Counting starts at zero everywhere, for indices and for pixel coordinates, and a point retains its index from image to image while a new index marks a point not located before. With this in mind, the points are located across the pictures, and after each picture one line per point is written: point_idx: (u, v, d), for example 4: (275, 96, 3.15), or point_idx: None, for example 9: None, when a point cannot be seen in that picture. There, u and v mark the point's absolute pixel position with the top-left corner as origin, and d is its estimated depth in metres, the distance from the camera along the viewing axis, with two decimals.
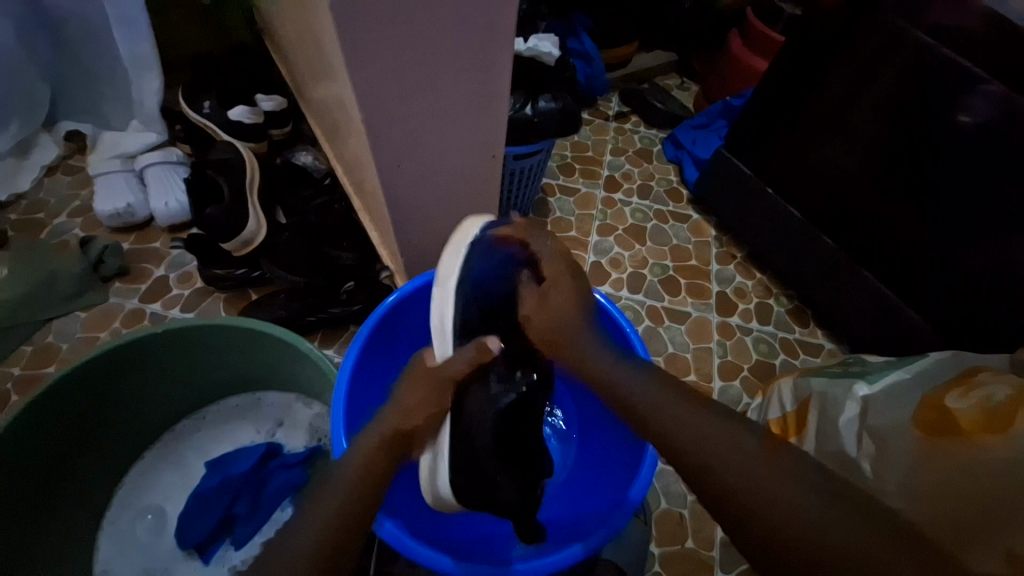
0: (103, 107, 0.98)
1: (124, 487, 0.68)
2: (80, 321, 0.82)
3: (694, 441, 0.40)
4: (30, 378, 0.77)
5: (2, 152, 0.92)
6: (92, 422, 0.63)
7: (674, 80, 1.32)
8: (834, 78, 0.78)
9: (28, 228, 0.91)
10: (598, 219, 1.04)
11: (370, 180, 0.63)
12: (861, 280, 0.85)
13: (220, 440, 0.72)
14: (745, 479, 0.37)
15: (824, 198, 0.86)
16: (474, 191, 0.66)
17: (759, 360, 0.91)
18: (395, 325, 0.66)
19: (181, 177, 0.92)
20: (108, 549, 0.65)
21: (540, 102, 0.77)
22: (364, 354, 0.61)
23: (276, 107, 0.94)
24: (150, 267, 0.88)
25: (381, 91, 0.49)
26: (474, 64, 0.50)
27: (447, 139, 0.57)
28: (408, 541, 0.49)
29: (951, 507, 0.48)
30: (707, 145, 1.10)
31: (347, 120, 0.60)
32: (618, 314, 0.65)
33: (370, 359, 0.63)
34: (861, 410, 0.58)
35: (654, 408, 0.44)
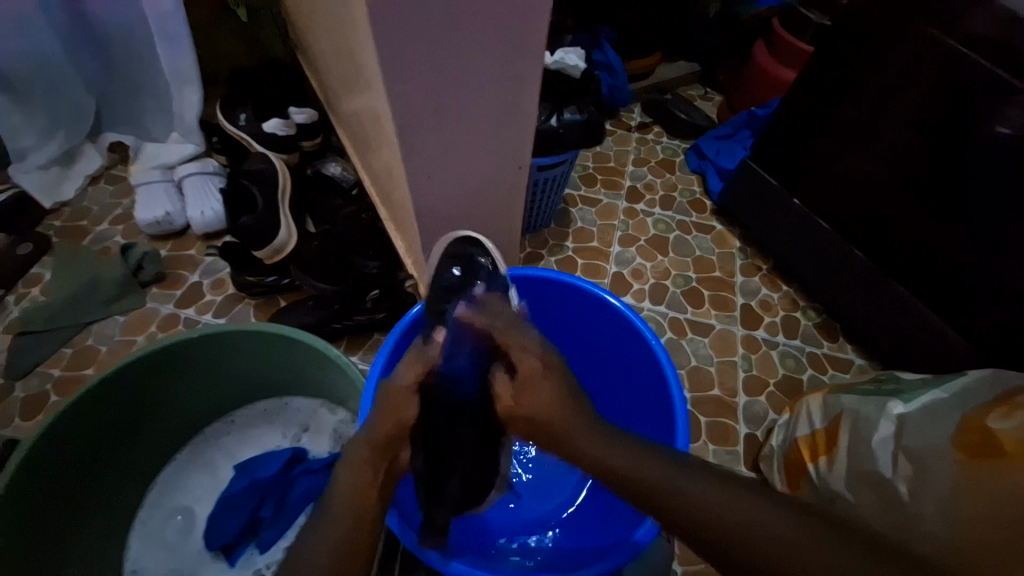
0: (144, 119, 1.02)
1: (156, 486, 0.70)
2: (119, 324, 0.86)
3: (691, 480, 0.42)
4: (70, 378, 0.80)
5: (50, 161, 0.97)
6: (127, 422, 0.65)
7: (697, 91, 1.31)
8: (863, 89, 0.77)
9: (72, 235, 0.95)
10: (621, 230, 1.04)
11: (400, 191, 0.65)
12: (893, 295, 0.83)
13: (248, 443, 0.74)
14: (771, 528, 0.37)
15: (854, 210, 0.84)
16: (499, 202, 0.67)
17: (786, 375, 0.88)
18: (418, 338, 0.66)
19: (216, 187, 0.96)
20: (139, 547, 0.67)
21: (565, 114, 0.79)
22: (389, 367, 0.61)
23: (307, 120, 0.97)
24: (185, 273, 0.91)
25: (412, 104, 0.50)
26: (502, 78, 0.51)
27: (475, 150, 0.58)
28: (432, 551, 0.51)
29: (990, 536, 0.46)
30: (731, 156, 1.09)
31: (378, 132, 0.61)
32: (638, 320, 0.65)
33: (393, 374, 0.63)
34: (897, 429, 0.57)
35: (651, 450, 0.45)
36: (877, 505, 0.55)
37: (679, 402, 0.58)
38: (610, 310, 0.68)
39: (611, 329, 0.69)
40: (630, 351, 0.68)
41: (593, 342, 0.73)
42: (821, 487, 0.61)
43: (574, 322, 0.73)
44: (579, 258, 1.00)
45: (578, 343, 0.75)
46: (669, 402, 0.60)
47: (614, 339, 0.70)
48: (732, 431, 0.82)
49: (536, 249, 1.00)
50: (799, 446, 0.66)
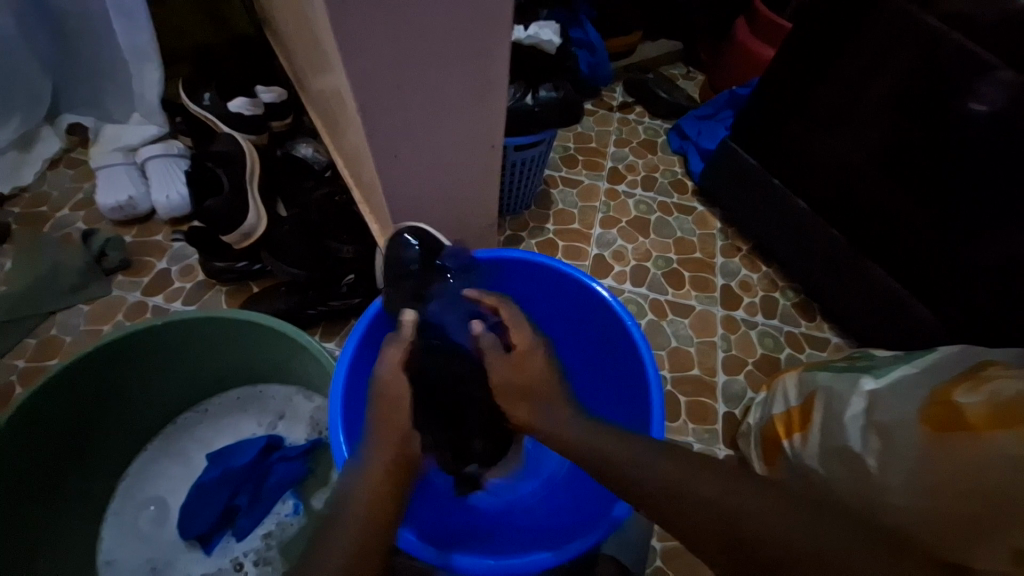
0: (104, 99, 0.97)
1: (128, 477, 0.69)
2: (83, 313, 0.82)
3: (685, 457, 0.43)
4: (33, 370, 0.77)
5: (5, 144, 0.92)
6: (93, 413, 0.63)
7: (679, 70, 1.29)
8: (842, 67, 0.76)
9: (32, 221, 0.91)
10: (602, 212, 1.03)
11: (370, 172, 0.63)
12: (868, 273, 0.84)
13: (222, 432, 0.72)
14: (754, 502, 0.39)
15: (832, 190, 0.84)
16: (472, 183, 0.65)
17: (764, 354, 0.89)
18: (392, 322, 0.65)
19: (182, 171, 0.92)
20: (111, 539, 0.65)
21: (540, 91, 0.76)
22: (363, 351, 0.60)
23: (274, 98, 0.94)
24: (153, 260, 0.88)
25: (375, 81, 0.48)
26: (469, 52, 0.49)
27: (444, 129, 0.56)
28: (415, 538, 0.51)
29: (953, 504, 0.48)
30: (712, 136, 1.08)
31: (344, 111, 0.59)
32: (621, 309, 0.64)
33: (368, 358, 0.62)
34: (868, 405, 0.58)
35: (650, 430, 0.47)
36: (849, 480, 0.56)
37: (654, 385, 0.58)
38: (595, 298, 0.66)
39: (588, 311, 0.69)
40: (608, 334, 0.67)
41: (568, 325, 0.73)
42: (794, 461, 0.62)
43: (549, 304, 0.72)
44: (560, 241, 0.99)
45: (555, 327, 0.75)
46: (645, 385, 0.60)
47: (591, 322, 0.69)
48: (710, 410, 0.83)
49: (515, 231, 0.99)
50: (774, 424, 0.67)
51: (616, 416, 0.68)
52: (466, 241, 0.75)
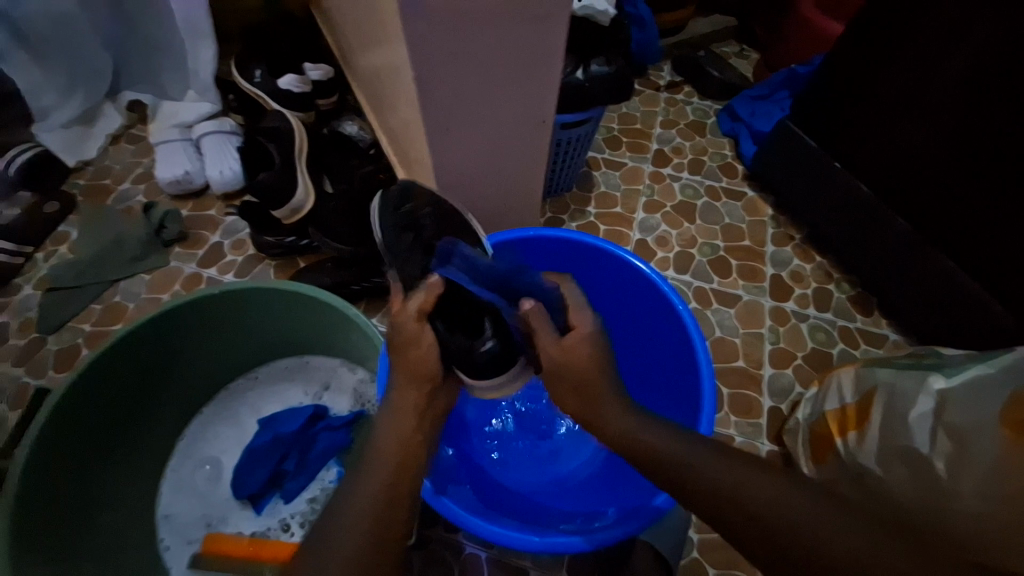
0: (161, 77, 1.01)
1: (185, 438, 0.72)
2: (144, 282, 0.87)
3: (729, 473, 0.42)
4: (98, 333, 0.82)
5: (72, 120, 0.97)
6: (155, 376, 0.67)
7: (732, 48, 1.23)
8: (918, 41, 0.70)
9: (96, 194, 0.96)
10: (646, 195, 1.00)
11: (418, 147, 0.62)
12: (936, 266, 0.78)
13: (271, 399, 0.75)
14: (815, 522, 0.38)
15: (900, 176, 0.78)
16: (520, 159, 0.64)
17: (814, 348, 0.85)
18: None
19: (233, 147, 0.95)
20: (170, 493, 0.69)
21: (591, 66, 0.74)
22: None
23: (322, 76, 0.94)
24: (206, 233, 0.91)
25: (429, 53, 0.47)
26: (524, 23, 0.48)
27: (494, 104, 0.55)
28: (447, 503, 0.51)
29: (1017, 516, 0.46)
30: (767, 117, 1.03)
31: (396, 87, 0.59)
32: (665, 286, 0.62)
33: None
34: (938, 405, 0.55)
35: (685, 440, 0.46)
36: (909, 482, 0.54)
37: (707, 373, 0.56)
38: (637, 275, 0.65)
39: (633, 292, 0.67)
40: (655, 318, 0.66)
41: (611, 307, 0.71)
42: (847, 460, 0.59)
43: (593, 285, 0.70)
44: (602, 224, 0.96)
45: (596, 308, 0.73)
46: (696, 374, 0.58)
47: (635, 304, 0.68)
48: (755, 404, 0.80)
49: (557, 214, 0.97)
50: (827, 420, 0.64)
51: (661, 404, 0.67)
52: (510, 221, 0.74)
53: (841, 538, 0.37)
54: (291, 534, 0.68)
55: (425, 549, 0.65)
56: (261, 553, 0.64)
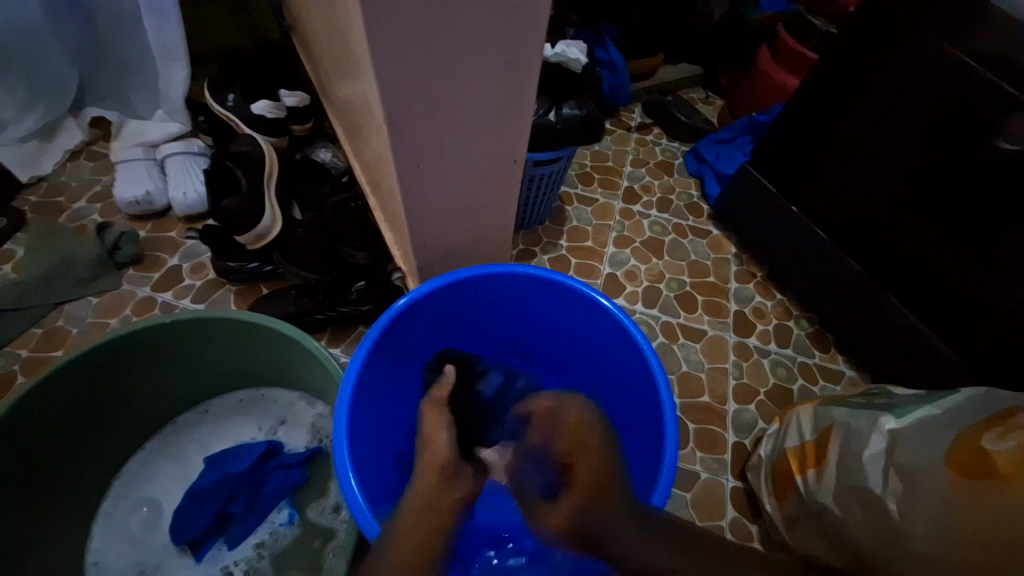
0: (129, 95, 0.99)
1: (123, 477, 0.67)
2: (92, 306, 0.82)
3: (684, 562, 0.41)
4: (37, 360, 0.77)
5: (27, 134, 0.93)
6: (93, 410, 0.62)
7: (698, 94, 1.30)
8: (865, 100, 0.75)
9: (48, 211, 0.92)
10: (616, 231, 1.02)
11: (389, 180, 0.62)
12: (889, 308, 0.82)
13: (221, 435, 0.71)
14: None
15: (852, 221, 0.83)
16: (492, 195, 0.64)
17: (777, 384, 0.87)
18: (406, 327, 0.64)
19: (201, 169, 0.92)
20: (100, 539, 0.63)
21: (564, 109, 0.76)
22: (372, 358, 0.59)
23: (297, 103, 0.94)
24: (165, 256, 0.88)
25: (403, 92, 0.48)
26: (497, 70, 0.49)
27: (466, 143, 0.55)
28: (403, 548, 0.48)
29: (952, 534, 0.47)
30: (730, 160, 1.08)
31: (370, 120, 0.59)
32: (629, 323, 0.62)
33: (378, 364, 0.61)
34: (889, 445, 0.56)
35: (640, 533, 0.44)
36: (865, 522, 0.54)
37: (669, 410, 0.55)
38: (602, 311, 0.65)
39: (599, 327, 0.67)
40: (620, 354, 0.66)
41: (579, 341, 0.71)
42: (807, 499, 0.62)
43: (560, 317, 0.70)
44: (573, 258, 0.98)
45: (564, 340, 0.73)
46: (658, 411, 0.57)
47: (601, 338, 0.67)
48: (720, 440, 0.80)
49: (528, 246, 0.98)
50: (787, 456, 0.67)
51: (622, 436, 0.66)
52: (481, 253, 0.74)
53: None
54: None
55: None
56: None
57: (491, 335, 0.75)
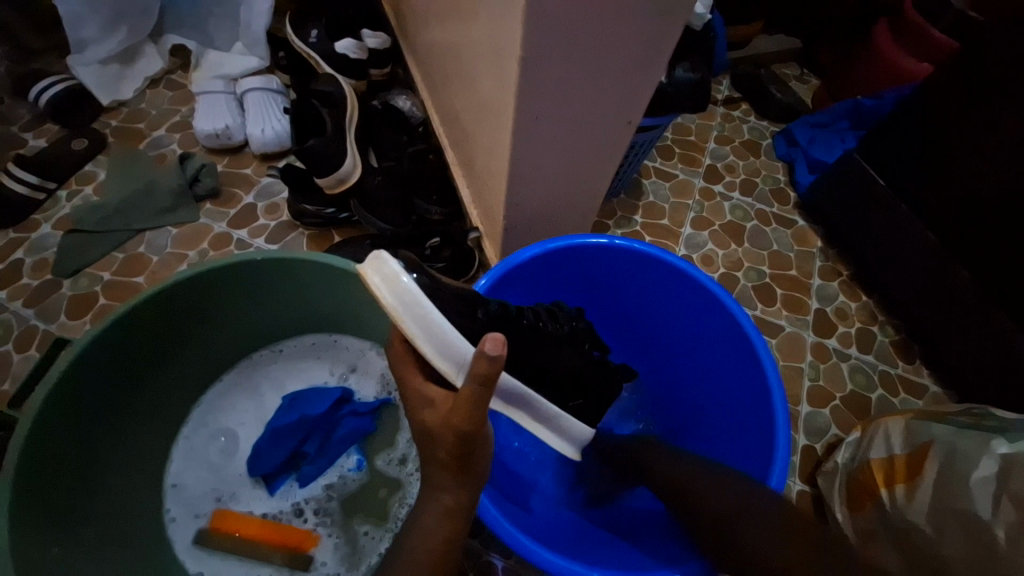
0: (209, 24, 0.97)
1: (201, 407, 0.68)
2: (171, 236, 0.83)
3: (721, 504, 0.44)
4: (119, 284, 0.79)
5: (108, 56, 0.93)
6: (177, 339, 0.63)
7: (792, 70, 1.20)
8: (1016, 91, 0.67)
9: (128, 137, 0.92)
10: (694, 211, 0.97)
11: (493, 132, 0.58)
12: (996, 328, 0.75)
13: (295, 376, 0.71)
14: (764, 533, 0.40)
15: (970, 226, 0.76)
16: (596, 161, 0.60)
17: (853, 391, 0.82)
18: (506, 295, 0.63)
19: (279, 107, 0.91)
20: (180, 462, 0.66)
21: (677, 70, 0.70)
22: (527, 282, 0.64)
23: (378, 45, 0.89)
24: (240, 193, 0.87)
25: (543, 35, 0.43)
26: (641, 19, 0.44)
27: (584, 98, 0.50)
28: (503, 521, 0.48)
29: None
30: (826, 147, 1.00)
31: (484, 65, 0.55)
32: (731, 302, 0.60)
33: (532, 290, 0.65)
34: (1002, 471, 0.51)
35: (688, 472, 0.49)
36: (963, 545, 0.51)
37: (780, 399, 0.54)
38: (699, 288, 0.63)
39: (687, 300, 0.65)
40: (718, 333, 0.64)
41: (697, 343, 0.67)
42: (892, 515, 0.58)
43: (646, 292, 0.68)
44: (647, 235, 0.93)
45: (647, 316, 0.71)
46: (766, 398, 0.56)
47: (708, 321, 0.64)
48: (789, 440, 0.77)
49: (601, 218, 0.94)
50: (873, 468, 0.63)
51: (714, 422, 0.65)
52: (566, 222, 0.70)
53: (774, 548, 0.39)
54: (304, 521, 0.64)
55: None
56: (268, 538, 0.62)
57: (616, 331, 0.75)
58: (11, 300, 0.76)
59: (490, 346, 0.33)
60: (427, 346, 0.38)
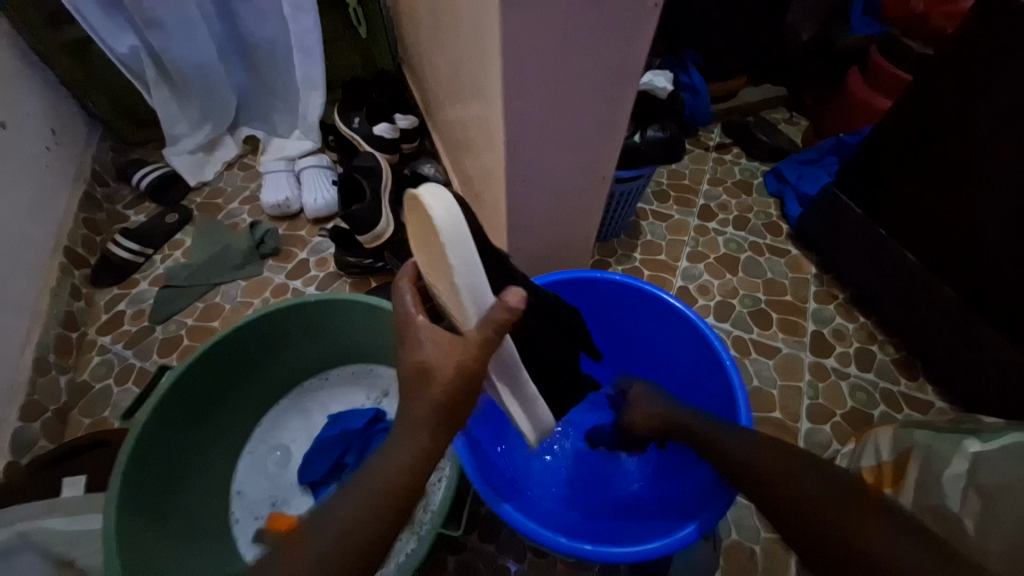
0: (274, 117, 1.20)
1: (262, 426, 0.82)
2: (240, 287, 1.00)
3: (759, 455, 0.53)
4: (200, 328, 0.96)
5: (196, 146, 1.17)
6: (246, 368, 0.77)
7: (782, 114, 1.31)
8: (956, 127, 0.74)
9: (209, 210, 1.13)
10: (690, 246, 1.06)
11: (494, 191, 0.72)
12: (986, 340, 0.78)
13: (339, 400, 0.84)
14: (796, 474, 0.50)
15: (943, 248, 0.81)
16: (581, 209, 0.72)
17: (855, 408, 0.86)
18: None
19: (329, 180, 1.10)
20: (244, 472, 0.79)
21: (648, 131, 0.83)
22: None
23: (410, 125, 1.09)
24: (295, 250, 1.05)
25: (519, 119, 0.57)
26: (595, 100, 0.57)
27: (562, 162, 0.64)
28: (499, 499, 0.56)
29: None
30: (814, 181, 1.08)
31: (484, 140, 0.69)
32: (693, 317, 0.70)
33: None
34: (973, 468, 0.53)
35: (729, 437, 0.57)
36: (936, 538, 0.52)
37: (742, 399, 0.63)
38: (667, 308, 0.73)
39: (659, 318, 0.75)
40: (689, 346, 0.73)
41: (669, 347, 0.77)
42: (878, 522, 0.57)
43: (624, 315, 0.78)
44: (646, 270, 1.03)
45: (627, 336, 0.81)
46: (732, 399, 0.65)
47: (680, 336, 0.74)
48: None
49: (603, 258, 1.05)
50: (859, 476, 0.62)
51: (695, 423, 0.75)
52: (565, 261, 0.82)
53: (809, 492, 0.48)
54: None
55: (458, 554, 0.72)
56: None
57: (603, 351, 0.85)
58: (113, 343, 0.94)
59: (513, 299, 0.43)
60: (461, 287, 0.41)
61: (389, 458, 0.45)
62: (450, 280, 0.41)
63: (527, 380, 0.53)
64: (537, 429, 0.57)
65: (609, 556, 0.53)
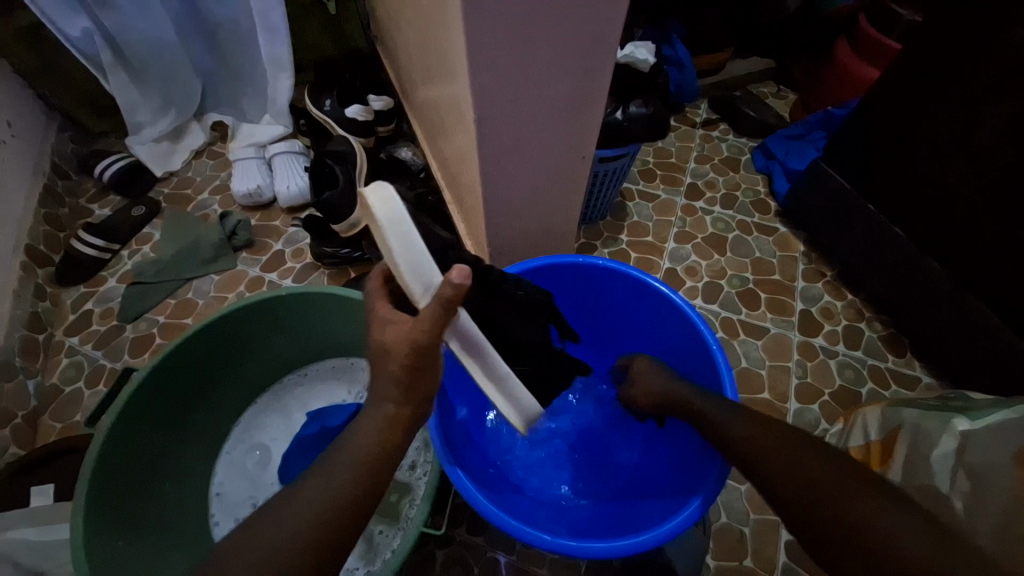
0: (242, 102, 1.14)
1: (240, 425, 0.80)
2: (214, 282, 0.97)
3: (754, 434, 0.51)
4: (173, 325, 0.92)
5: (160, 135, 1.11)
6: (219, 367, 0.74)
7: (769, 88, 1.27)
8: (944, 98, 0.72)
9: (178, 201, 1.08)
10: (677, 226, 1.04)
11: (470, 175, 0.68)
12: (973, 313, 0.77)
13: (318, 396, 0.82)
14: (795, 453, 0.48)
15: (932, 222, 0.79)
16: (561, 191, 0.69)
17: (842, 385, 0.86)
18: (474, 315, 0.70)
19: (302, 166, 1.06)
20: (222, 472, 0.77)
21: (631, 107, 0.80)
22: None
23: (383, 106, 1.04)
24: (270, 241, 1.01)
25: (490, 96, 0.54)
26: (570, 74, 0.54)
27: (538, 141, 0.61)
28: (474, 491, 0.54)
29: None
30: (801, 156, 1.06)
31: (457, 121, 0.65)
32: (680, 301, 0.68)
33: None
34: (960, 446, 0.52)
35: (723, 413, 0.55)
36: None
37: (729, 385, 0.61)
38: (653, 292, 0.70)
39: (645, 302, 0.73)
40: (675, 330, 0.71)
41: (655, 330, 0.74)
42: None
43: (609, 299, 0.76)
44: (633, 252, 1.01)
45: (613, 319, 0.79)
46: (718, 384, 0.63)
47: (666, 320, 0.71)
48: None
49: (589, 241, 1.02)
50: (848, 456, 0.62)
51: None
52: (547, 246, 0.79)
53: (809, 471, 0.46)
54: None
55: (447, 547, 0.71)
56: None
57: (589, 335, 0.83)
58: (82, 345, 0.91)
59: (456, 274, 0.37)
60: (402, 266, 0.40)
61: (364, 461, 0.43)
62: (395, 265, 0.40)
63: (498, 357, 0.51)
64: (519, 411, 0.55)
65: (593, 550, 0.51)
